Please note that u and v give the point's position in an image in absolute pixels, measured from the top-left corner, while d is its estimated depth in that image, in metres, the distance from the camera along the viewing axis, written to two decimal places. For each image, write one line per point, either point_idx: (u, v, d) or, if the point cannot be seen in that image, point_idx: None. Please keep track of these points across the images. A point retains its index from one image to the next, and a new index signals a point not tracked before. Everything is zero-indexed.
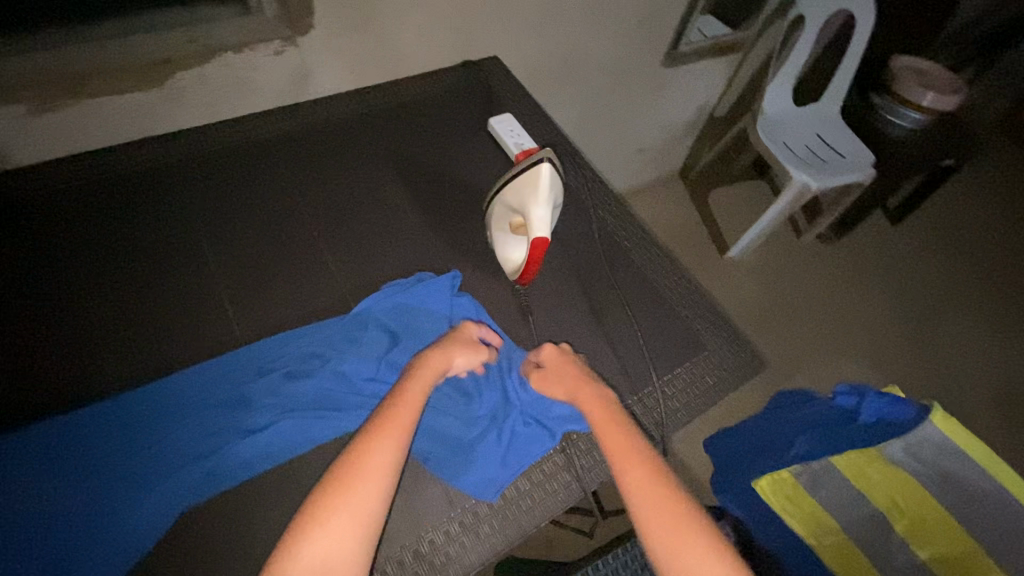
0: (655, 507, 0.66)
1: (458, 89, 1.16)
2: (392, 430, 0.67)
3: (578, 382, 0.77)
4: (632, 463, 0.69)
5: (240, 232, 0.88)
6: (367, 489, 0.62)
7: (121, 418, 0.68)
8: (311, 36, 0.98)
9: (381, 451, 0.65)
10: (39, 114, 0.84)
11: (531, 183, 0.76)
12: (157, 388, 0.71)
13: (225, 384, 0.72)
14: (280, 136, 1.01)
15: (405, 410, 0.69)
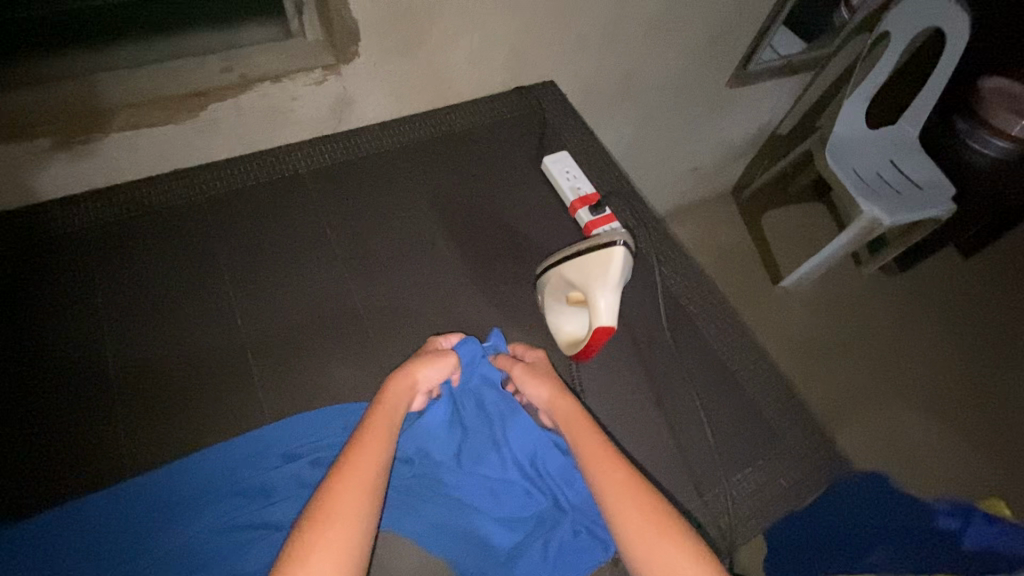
0: (636, 527, 0.59)
1: (510, 121, 1.05)
2: (366, 458, 0.61)
3: (557, 391, 0.72)
4: (608, 475, 0.63)
5: (270, 285, 0.81)
6: (348, 524, 0.55)
7: (134, 509, 0.63)
8: (355, 64, 0.89)
9: (358, 477, 0.59)
10: (62, 149, 0.78)
11: (602, 264, 0.74)
12: (173, 474, 0.65)
13: (249, 473, 0.67)
14: (316, 170, 0.93)
15: (378, 435, 0.63)
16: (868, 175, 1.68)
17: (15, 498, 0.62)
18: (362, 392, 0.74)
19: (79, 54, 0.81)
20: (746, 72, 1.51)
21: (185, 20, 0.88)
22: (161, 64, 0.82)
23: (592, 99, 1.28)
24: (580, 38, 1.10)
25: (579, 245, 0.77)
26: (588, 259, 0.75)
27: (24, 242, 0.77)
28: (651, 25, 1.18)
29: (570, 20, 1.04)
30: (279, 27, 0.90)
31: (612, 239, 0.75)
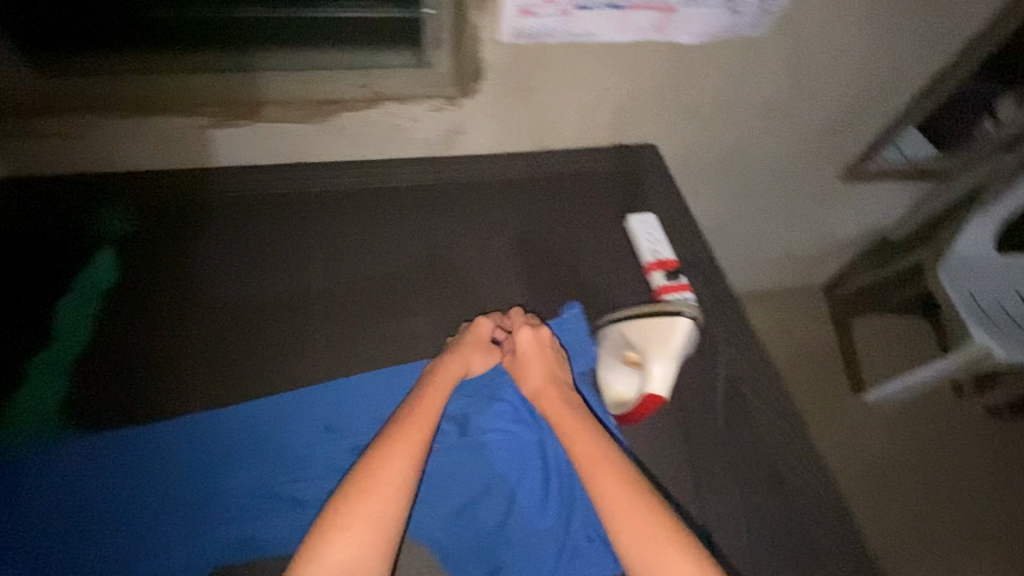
0: (636, 530, 0.65)
1: (603, 174, 1.08)
2: (410, 435, 0.69)
3: (549, 376, 0.79)
4: (603, 478, 0.69)
5: (350, 280, 0.88)
6: (385, 500, 0.65)
7: (198, 444, 0.73)
8: (472, 98, 0.97)
9: (404, 455, 0.68)
10: (217, 128, 0.91)
11: (664, 334, 0.76)
12: (235, 422, 0.75)
13: (296, 438, 0.76)
14: (414, 185, 1.00)
15: (426, 415, 0.72)
16: (987, 301, 1.52)
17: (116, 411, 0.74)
18: (405, 391, 0.80)
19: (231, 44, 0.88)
20: (861, 167, 1.44)
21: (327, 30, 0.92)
22: (302, 69, 0.90)
23: (691, 168, 1.28)
24: (690, 108, 1.11)
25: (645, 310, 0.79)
26: (651, 326, 0.77)
27: (170, 198, 0.91)
28: (765, 108, 1.17)
29: (683, 90, 1.06)
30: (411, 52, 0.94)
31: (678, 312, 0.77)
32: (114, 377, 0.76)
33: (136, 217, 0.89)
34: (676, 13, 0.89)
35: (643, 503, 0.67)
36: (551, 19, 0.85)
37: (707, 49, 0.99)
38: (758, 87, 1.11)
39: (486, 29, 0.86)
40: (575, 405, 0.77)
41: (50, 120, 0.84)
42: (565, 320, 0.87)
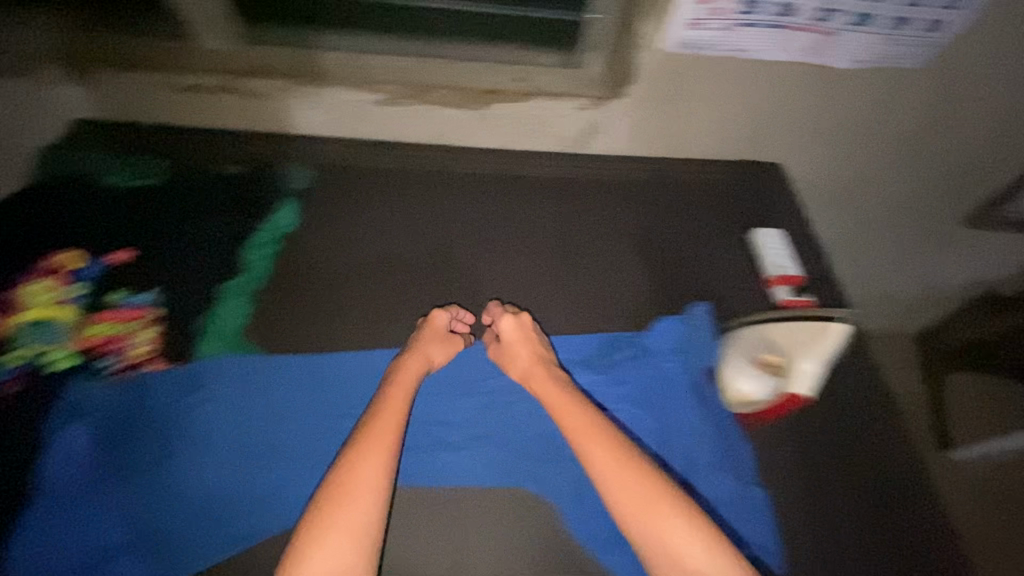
0: (629, 494, 0.66)
1: (729, 187, 1.11)
2: (381, 437, 0.68)
3: (534, 358, 0.81)
4: (595, 447, 0.71)
5: (488, 255, 0.93)
6: (363, 504, 0.63)
7: (344, 379, 0.79)
8: (618, 101, 1.02)
9: (375, 456, 0.66)
10: (385, 105, 1.00)
11: (817, 345, 0.78)
12: (378, 362, 0.81)
13: (436, 385, 0.82)
14: (547, 178, 1.07)
15: (391, 415, 0.71)
16: None
17: (276, 338, 0.80)
18: (530, 358, 0.85)
19: (413, 33, 0.98)
20: (994, 215, 1.33)
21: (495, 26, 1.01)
22: (469, 60, 0.99)
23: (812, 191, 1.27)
24: (824, 132, 1.12)
25: (800, 319, 0.79)
26: (805, 336, 0.78)
27: (335, 163, 1.00)
28: (901, 140, 1.16)
29: (821, 114, 1.07)
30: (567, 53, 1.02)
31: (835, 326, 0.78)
32: (282, 313, 0.83)
33: (306, 173, 0.97)
34: (835, 37, 0.92)
35: (636, 463, 0.68)
36: (714, 33, 0.89)
37: (856, 75, 1.00)
38: (898, 117, 1.10)
39: (649, 36, 0.91)
40: (569, 401, 0.76)
41: (251, 81, 0.95)
42: (693, 319, 0.88)
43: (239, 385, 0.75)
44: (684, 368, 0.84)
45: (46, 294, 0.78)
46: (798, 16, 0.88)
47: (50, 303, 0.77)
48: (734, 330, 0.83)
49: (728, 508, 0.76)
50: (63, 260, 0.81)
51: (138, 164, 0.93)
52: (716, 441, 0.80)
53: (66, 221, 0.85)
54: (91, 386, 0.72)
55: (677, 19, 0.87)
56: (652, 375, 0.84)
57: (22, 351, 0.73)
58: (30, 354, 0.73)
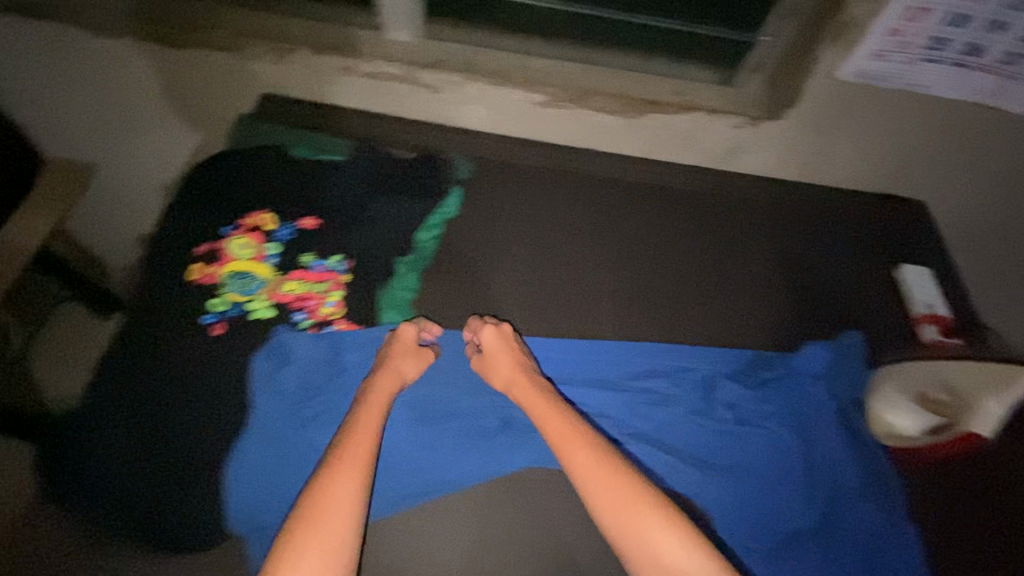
0: (610, 501, 0.67)
1: (870, 220, 1.08)
2: (354, 457, 0.67)
3: (521, 371, 0.78)
4: (576, 452, 0.71)
5: (633, 261, 0.95)
6: (340, 524, 0.63)
7: None
8: (772, 124, 1.03)
9: (348, 476, 0.66)
10: (545, 105, 1.04)
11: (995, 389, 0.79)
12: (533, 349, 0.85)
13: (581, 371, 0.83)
14: (691, 189, 1.06)
15: (362, 433, 0.70)
16: None
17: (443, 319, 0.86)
18: (676, 357, 0.85)
19: (575, 41, 1.03)
20: None
21: (656, 40, 1.04)
22: (625, 69, 1.02)
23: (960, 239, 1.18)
24: (979, 176, 1.09)
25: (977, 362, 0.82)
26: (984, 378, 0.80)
27: (491, 156, 1.05)
28: None
29: (980, 158, 1.05)
30: (725, 73, 1.03)
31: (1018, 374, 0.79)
32: (448, 292, 0.89)
33: (467, 163, 1.02)
34: (1018, 81, 0.91)
35: (616, 478, 0.68)
36: (896, 67, 0.90)
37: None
38: None
39: (825, 64, 0.92)
40: (552, 423, 0.74)
41: (426, 74, 1.02)
42: (845, 347, 0.88)
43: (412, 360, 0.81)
44: (830, 395, 0.83)
45: (248, 250, 0.86)
46: (985, 57, 0.88)
47: (252, 258, 0.85)
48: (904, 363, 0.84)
49: (874, 535, 0.75)
50: (262, 221, 0.90)
51: (319, 140, 1.02)
52: (863, 467, 0.79)
53: (262, 187, 0.94)
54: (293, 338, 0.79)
55: (863, 50, 0.89)
56: (798, 393, 0.83)
57: (229, 298, 0.81)
58: (237, 301, 0.81)
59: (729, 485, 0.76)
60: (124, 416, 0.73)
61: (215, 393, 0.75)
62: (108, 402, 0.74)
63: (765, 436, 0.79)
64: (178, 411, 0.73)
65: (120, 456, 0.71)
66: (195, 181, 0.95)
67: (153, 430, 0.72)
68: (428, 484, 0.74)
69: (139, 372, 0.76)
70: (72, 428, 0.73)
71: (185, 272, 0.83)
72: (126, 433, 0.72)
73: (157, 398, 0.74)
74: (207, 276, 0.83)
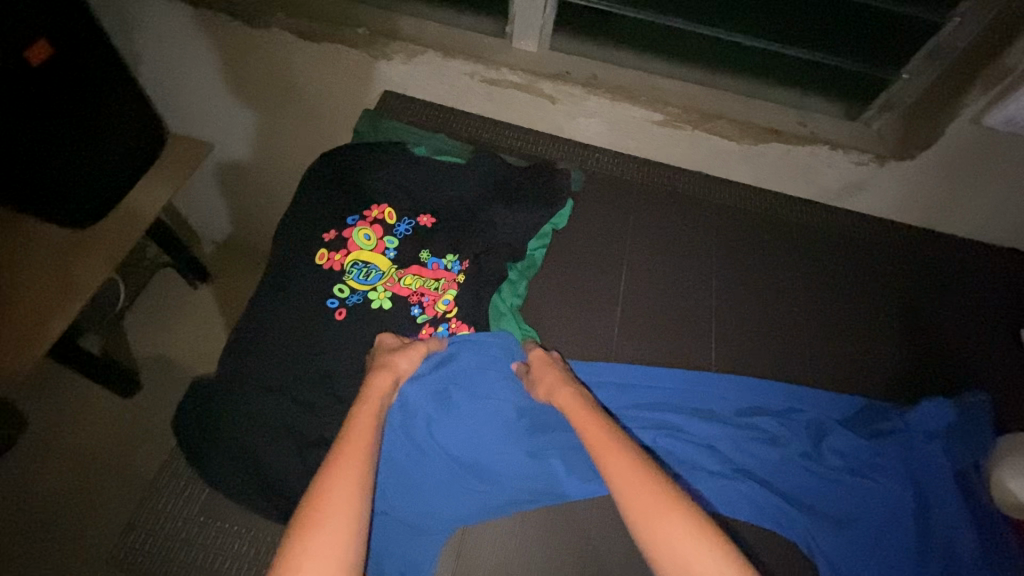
0: (642, 498, 0.63)
1: (998, 272, 1.03)
2: (352, 459, 0.66)
3: (560, 381, 0.78)
4: (614, 458, 0.68)
5: (740, 290, 0.95)
6: (342, 522, 0.60)
7: (615, 385, 0.83)
8: (900, 164, 0.99)
9: (348, 475, 0.64)
10: (662, 125, 1.04)
11: None
12: (646, 374, 0.84)
13: (691, 400, 0.83)
14: (802, 223, 1.04)
15: (360, 435, 0.69)
16: None
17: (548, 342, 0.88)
18: (784, 396, 0.84)
19: (699, 67, 1.05)
20: None
21: (782, 70, 1.05)
22: (747, 96, 1.02)
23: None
24: None
25: None
26: None
27: (603, 173, 1.06)
28: None
29: None
30: (851, 109, 1.02)
31: None
32: (556, 303, 0.91)
33: (582, 178, 1.04)
34: None
35: (648, 477, 0.65)
36: None
37: None
38: None
39: (975, 108, 0.88)
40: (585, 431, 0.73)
41: (549, 84, 1.03)
42: (968, 408, 0.83)
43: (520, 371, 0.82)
44: (950, 458, 0.79)
45: (370, 241, 0.89)
46: None
47: (374, 249, 0.88)
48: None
49: None
50: (383, 214, 0.92)
51: (439, 142, 1.05)
52: (987, 544, 0.74)
53: (384, 181, 0.96)
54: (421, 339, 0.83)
55: (1022, 98, 0.84)
56: (916, 453, 0.79)
57: (351, 286, 0.85)
58: (358, 289, 0.85)
59: (839, 536, 0.74)
60: (253, 389, 0.78)
61: (338, 378, 0.79)
62: (239, 374, 0.79)
63: (878, 492, 0.77)
64: (303, 392, 0.78)
65: (249, 429, 0.76)
66: (321, 169, 0.99)
67: (279, 407, 0.77)
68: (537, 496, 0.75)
69: (267, 350, 0.80)
70: (210, 396, 0.80)
71: (314, 258, 0.87)
72: (253, 408, 0.77)
73: (284, 378, 0.79)
74: (331, 262, 0.87)
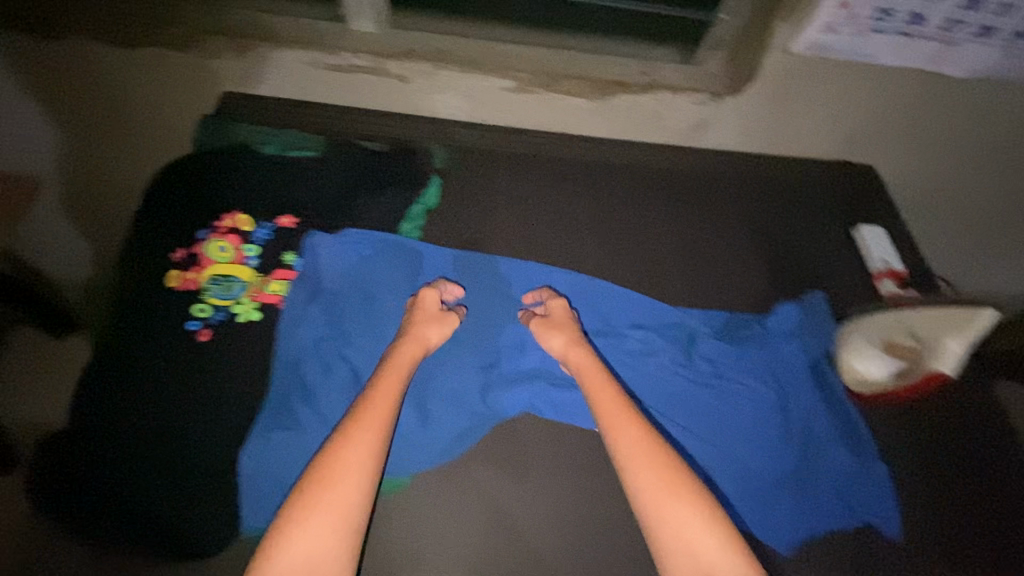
0: (649, 478, 0.66)
1: (831, 186, 1.15)
2: (373, 419, 0.67)
3: (571, 343, 0.80)
4: (624, 431, 0.70)
5: (612, 238, 0.99)
6: (350, 484, 0.62)
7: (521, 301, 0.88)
8: (735, 99, 1.07)
9: (366, 435, 0.65)
10: (516, 92, 1.06)
11: (959, 321, 0.79)
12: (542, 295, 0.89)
13: (573, 321, 0.88)
14: (661, 165, 1.10)
15: (382, 396, 0.69)
16: None
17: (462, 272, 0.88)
18: (653, 318, 0.90)
19: (543, 31, 1.07)
20: None
21: (618, 27, 1.10)
22: (592, 53, 1.05)
23: (909, 202, 1.26)
24: (924, 141, 1.15)
25: (948, 306, 0.81)
26: (946, 316, 0.80)
27: (467, 146, 1.04)
28: (998, 156, 1.18)
29: (922, 124, 1.12)
30: (686, 51, 1.09)
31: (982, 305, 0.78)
32: None
33: (445, 154, 1.02)
34: (957, 46, 0.97)
35: (661, 458, 0.68)
36: (846, 38, 0.95)
37: (967, 86, 1.05)
38: (993, 133, 1.14)
39: (781, 38, 0.96)
40: (614, 390, 0.75)
41: (395, 63, 1.02)
42: (811, 305, 0.94)
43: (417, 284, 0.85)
44: (804, 352, 0.89)
45: (227, 252, 0.84)
46: (927, 26, 0.94)
47: (232, 261, 0.84)
48: (868, 317, 0.88)
49: (848, 478, 0.80)
50: (237, 222, 0.87)
51: (287, 137, 0.99)
52: (840, 422, 0.84)
53: (236, 189, 0.91)
54: (324, 241, 0.85)
55: (816, 22, 0.93)
56: (772, 349, 0.89)
57: (213, 304, 0.80)
58: (221, 306, 0.80)
59: (707, 431, 0.82)
60: (112, 427, 0.71)
61: (205, 396, 0.73)
62: (99, 415, 0.72)
63: (740, 389, 0.85)
64: (173, 420, 0.72)
65: (111, 473, 0.69)
66: (165, 186, 0.92)
67: (152, 441, 0.71)
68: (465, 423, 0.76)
69: (131, 384, 0.74)
70: (69, 447, 0.71)
71: (165, 279, 0.81)
72: (122, 451, 0.70)
73: (155, 410, 0.72)
74: (185, 282, 0.81)
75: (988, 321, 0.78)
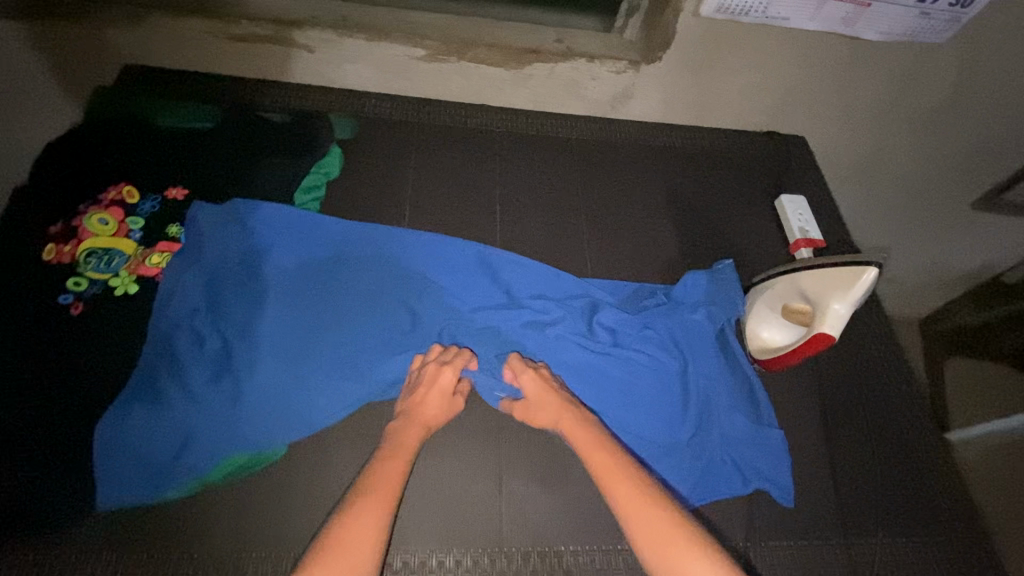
0: (650, 530, 0.62)
1: (757, 156, 1.13)
2: (380, 496, 0.64)
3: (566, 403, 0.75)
4: (619, 486, 0.67)
5: (524, 210, 0.98)
6: (356, 562, 0.58)
7: (413, 269, 0.85)
8: (653, 67, 1.04)
9: (371, 510, 0.62)
10: (427, 61, 1.02)
11: (842, 280, 0.75)
12: (439, 264, 0.87)
13: (467, 289, 0.86)
14: (581, 137, 1.08)
15: (389, 474, 0.66)
16: None
17: (353, 240, 0.85)
18: (554, 287, 0.88)
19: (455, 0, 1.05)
20: (999, 201, 1.28)
21: None
22: (506, 23, 1.03)
23: (834, 173, 1.26)
24: (851, 110, 1.14)
25: (830, 261, 0.77)
26: (830, 275, 0.76)
27: (378, 119, 1.02)
28: (927, 124, 1.16)
29: (847, 92, 1.10)
30: (604, 22, 1.07)
31: (864, 260, 0.75)
32: None
33: (353, 126, 1.00)
34: (869, 7, 0.94)
35: (653, 507, 0.64)
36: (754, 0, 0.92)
37: (889, 49, 1.02)
38: (918, 100, 1.12)
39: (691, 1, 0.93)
40: (603, 443, 0.71)
41: (299, 32, 0.98)
42: (719, 272, 0.90)
43: (308, 257, 0.82)
44: (709, 319, 0.87)
45: (108, 225, 0.80)
46: None
47: (113, 234, 0.80)
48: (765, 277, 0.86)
49: (744, 444, 0.79)
50: (123, 194, 0.83)
51: (182, 107, 0.96)
52: (739, 389, 0.83)
53: (120, 161, 0.87)
54: (205, 211, 0.81)
55: None
56: (675, 317, 0.86)
57: (89, 277, 0.76)
58: (98, 279, 0.76)
59: (597, 398, 0.80)
60: None
61: (76, 371, 0.71)
62: None
63: (637, 356, 0.83)
64: (34, 396, 0.69)
65: None
66: (45, 158, 0.87)
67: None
68: (344, 391, 0.74)
69: None
70: None
71: (40, 253, 0.77)
72: None
73: (7, 399, 0.68)
74: (62, 255, 0.77)
75: (871, 280, 0.74)
